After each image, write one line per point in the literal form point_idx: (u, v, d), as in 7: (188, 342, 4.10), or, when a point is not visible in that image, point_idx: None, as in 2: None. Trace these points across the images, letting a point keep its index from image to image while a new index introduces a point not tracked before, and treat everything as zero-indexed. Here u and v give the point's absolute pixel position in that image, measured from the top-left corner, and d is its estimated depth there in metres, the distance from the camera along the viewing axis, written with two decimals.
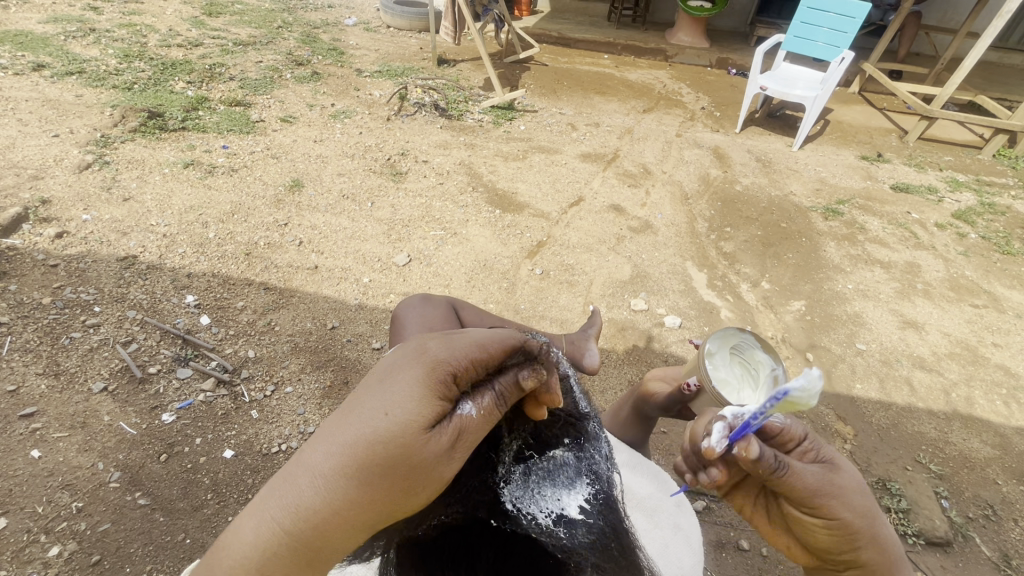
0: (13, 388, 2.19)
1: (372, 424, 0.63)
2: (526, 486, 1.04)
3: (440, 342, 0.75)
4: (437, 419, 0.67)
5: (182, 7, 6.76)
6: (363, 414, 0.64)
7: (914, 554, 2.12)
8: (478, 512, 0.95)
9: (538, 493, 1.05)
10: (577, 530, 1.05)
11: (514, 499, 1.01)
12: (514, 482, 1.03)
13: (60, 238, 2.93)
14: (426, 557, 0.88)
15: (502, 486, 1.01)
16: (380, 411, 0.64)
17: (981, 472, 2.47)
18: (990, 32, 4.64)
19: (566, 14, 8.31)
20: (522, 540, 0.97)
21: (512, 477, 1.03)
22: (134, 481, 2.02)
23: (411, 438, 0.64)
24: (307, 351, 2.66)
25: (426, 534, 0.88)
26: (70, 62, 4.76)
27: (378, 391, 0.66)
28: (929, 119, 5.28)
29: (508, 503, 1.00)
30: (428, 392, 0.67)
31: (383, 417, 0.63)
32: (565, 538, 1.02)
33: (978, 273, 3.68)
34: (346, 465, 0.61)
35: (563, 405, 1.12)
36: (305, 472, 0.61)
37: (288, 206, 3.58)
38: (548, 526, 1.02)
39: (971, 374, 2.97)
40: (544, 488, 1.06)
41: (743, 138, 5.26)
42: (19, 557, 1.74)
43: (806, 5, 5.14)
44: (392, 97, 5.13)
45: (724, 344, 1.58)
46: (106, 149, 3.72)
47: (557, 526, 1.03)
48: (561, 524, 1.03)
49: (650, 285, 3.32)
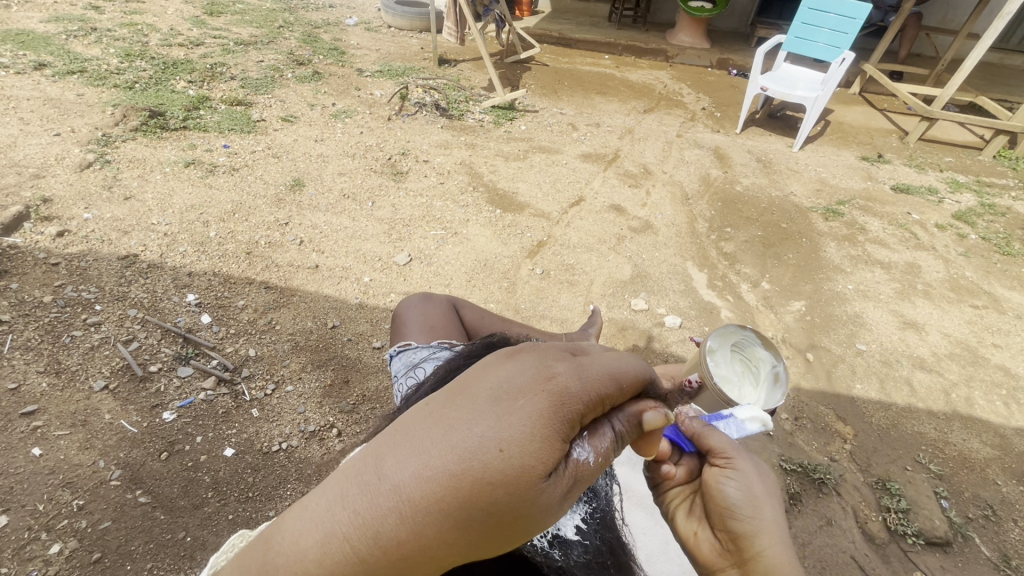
0: (14, 386, 2.20)
1: (483, 461, 0.57)
2: None
3: (569, 366, 0.65)
4: (551, 465, 0.61)
5: (183, 7, 6.76)
6: (471, 442, 0.57)
7: (914, 553, 2.13)
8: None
9: None
10: (573, 550, 1.04)
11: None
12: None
13: (61, 237, 2.93)
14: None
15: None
16: (492, 446, 0.57)
17: (981, 472, 2.47)
18: (991, 32, 4.64)
19: (567, 14, 8.31)
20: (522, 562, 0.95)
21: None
22: (135, 478, 2.02)
23: (522, 484, 0.58)
24: (307, 350, 2.66)
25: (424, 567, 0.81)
26: (71, 62, 4.76)
27: (493, 415, 0.59)
28: (929, 120, 5.28)
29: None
30: (547, 432, 0.60)
31: (497, 456, 0.57)
32: (561, 558, 1.01)
33: (978, 274, 3.68)
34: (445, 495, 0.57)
35: None
36: (398, 493, 0.57)
37: (288, 206, 3.58)
38: (545, 548, 1.00)
39: (971, 374, 2.97)
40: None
41: (743, 138, 5.26)
42: (20, 554, 1.75)
43: (807, 6, 5.14)
44: (393, 97, 5.13)
45: (725, 342, 1.61)
46: (106, 149, 3.72)
47: (555, 547, 1.02)
48: (558, 545, 1.02)
49: (650, 285, 3.32)
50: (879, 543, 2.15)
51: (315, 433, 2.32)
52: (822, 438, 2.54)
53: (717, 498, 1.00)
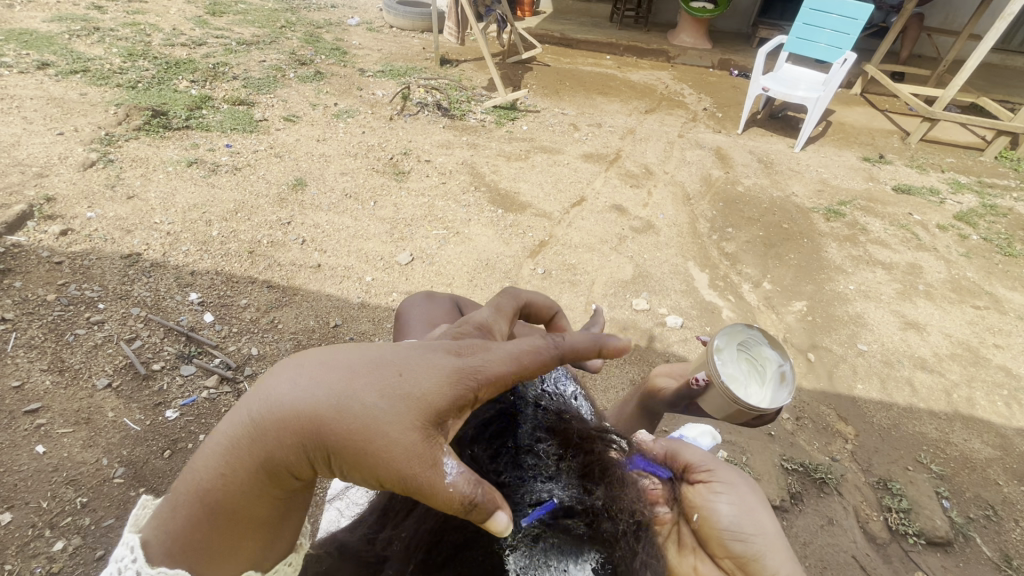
0: (18, 384, 2.21)
1: (377, 378, 0.77)
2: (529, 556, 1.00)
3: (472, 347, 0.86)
4: (431, 402, 0.79)
5: (186, 7, 6.78)
6: (377, 363, 0.78)
7: (916, 553, 2.13)
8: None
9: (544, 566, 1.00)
10: None
11: (519, 569, 0.99)
12: (520, 549, 1.00)
13: (65, 236, 2.94)
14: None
15: (507, 554, 1.00)
16: (393, 370, 0.78)
17: (982, 472, 2.47)
18: (993, 33, 4.64)
19: (568, 15, 8.31)
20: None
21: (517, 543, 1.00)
22: (138, 476, 2.03)
23: (398, 403, 0.76)
24: (310, 349, 2.66)
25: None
26: (74, 62, 4.77)
27: (403, 352, 0.81)
28: (930, 120, 5.29)
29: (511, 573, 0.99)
30: (431, 378, 0.79)
31: (394, 375, 0.78)
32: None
33: (979, 275, 3.68)
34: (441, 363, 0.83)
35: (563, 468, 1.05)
36: (364, 362, 0.78)
37: (290, 205, 3.59)
38: None
39: (972, 375, 2.97)
40: (551, 557, 1.00)
41: (745, 138, 5.27)
42: (24, 551, 1.76)
43: (809, 7, 5.14)
44: (395, 97, 5.14)
45: (732, 340, 1.61)
46: (110, 148, 3.73)
47: None
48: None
49: (652, 285, 3.32)
50: (880, 543, 2.16)
51: None
52: (824, 438, 2.55)
53: (709, 516, 0.97)
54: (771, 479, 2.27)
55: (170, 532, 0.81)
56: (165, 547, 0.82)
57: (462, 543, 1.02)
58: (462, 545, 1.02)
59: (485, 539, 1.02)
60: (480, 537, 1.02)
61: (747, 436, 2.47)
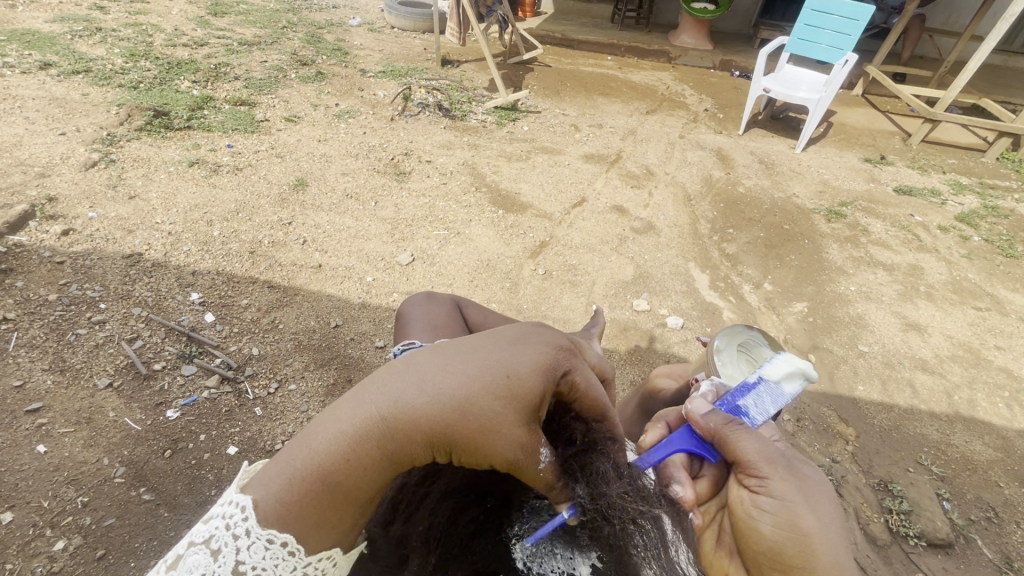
0: (19, 384, 2.21)
1: (489, 383, 0.87)
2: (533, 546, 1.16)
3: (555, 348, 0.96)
4: (532, 401, 0.90)
5: (188, 7, 6.78)
6: (484, 370, 0.88)
7: (916, 555, 2.13)
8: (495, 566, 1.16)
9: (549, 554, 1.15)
10: None
11: (524, 556, 1.17)
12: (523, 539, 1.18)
13: (66, 236, 2.95)
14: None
15: (514, 543, 1.19)
16: (501, 375, 0.88)
17: (983, 473, 2.47)
18: (995, 34, 4.62)
19: (570, 15, 8.31)
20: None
21: (521, 532, 1.19)
22: (139, 476, 2.03)
23: (508, 405, 0.87)
24: (310, 349, 2.67)
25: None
26: (76, 62, 4.78)
27: (508, 355, 0.91)
28: (932, 121, 5.28)
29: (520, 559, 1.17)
30: (532, 382, 0.90)
31: (502, 379, 0.88)
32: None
33: (980, 276, 3.67)
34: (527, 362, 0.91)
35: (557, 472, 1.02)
36: (464, 367, 0.88)
37: (292, 206, 3.59)
38: None
39: (974, 376, 2.97)
40: (556, 546, 1.15)
41: (746, 139, 5.27)
42: (25, 550, 1.76)
43: (811, 7, 5.13)
44: (396, 97, 5.14)
45: (732, 340, 1.60)
46: (111, 148, 3.73)
47: None
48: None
49: (652, 285, 3.33)
50: (881, 544, 2.16)
51: None
52: (824, 440, 2.54)
53: (751, 533, 0.89)
54: None
55: (286, 499, 0.86)
56: (273, 511, 0.86)
57: (474, 533, 1.17)
58: (473, 534, 1.16)
59: (493, 529, 1.18)
60: (490, 528, 1.18)
61: None
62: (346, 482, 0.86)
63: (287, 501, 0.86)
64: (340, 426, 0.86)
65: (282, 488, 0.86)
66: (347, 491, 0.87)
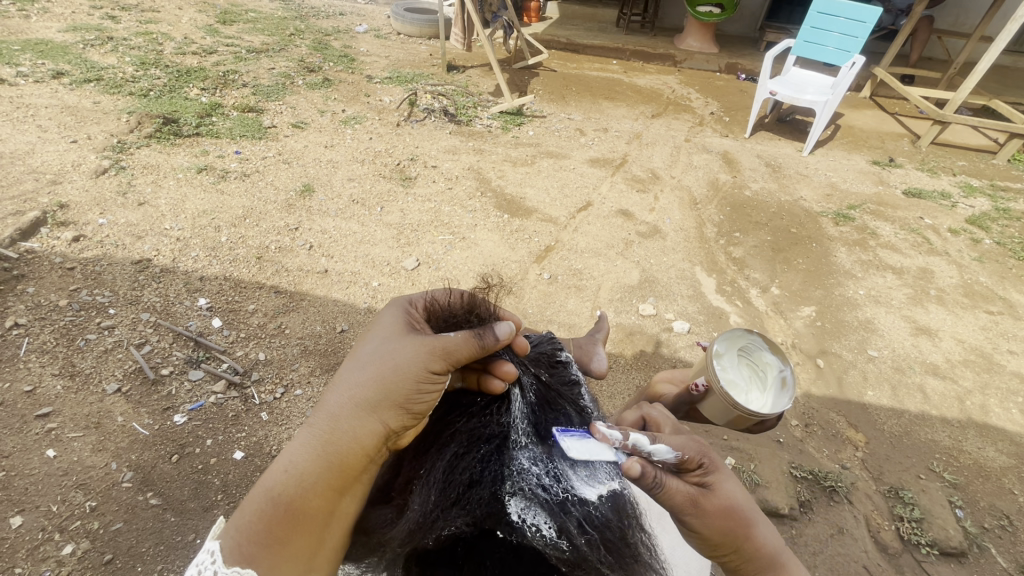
0: (30, 389, 2.24)
1: (366, 362, 0.97)
2: (535, 494, 0.97)
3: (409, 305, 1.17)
4: (410, 329, 1.04)
5: (197, 16, 6.86)
6: (362, 359, 0.98)
7: (928, 564, 2.10)
8: (484, 524, 0.98)
9: (547, 503, 0.97)
10: (581, 536, 0.97)
11: (520, 510, 0.96)
12: (521, 492, 0.97)
13: (77, 242, 2.98)
14: (433, 556, 1.01)
15: (507, 497, 0.97)
16: (375, 336, 1.03)
17: (997, 481, 2.43)
18: (1004, 36, 4.55)
19: (575, 20, 8.33)
20: (528, 551, 1.00)
21: (517, 486, 0.98)
22: (146, 481, 2.04)
23: (391, 341, 1.00)
24: (317, 354, 2.68)
25: (434, 543, 0.99)
26: (88, 70, 4.85)
27: (375, 341, 1.01)
28: (941, 123, 5.23)
29: (513, 515, 0.97)
30: (400, 340, 0.99)
31: (371, 360, 0.97)
32: (569, 552, 0.96)
33: (992, 280, 3.62)
34: (396, 334, 1.02)
35: (545, 413, 1.11)
36: (352, 368, 0.97)
37: (299, 211, 3.62)
38: (554, 539, 0.95)
39: (986, 382, 2.93)
40: (550, 496, 0.98)
41: (752, 143, 5.24)
42: (33, 555, 1.77)
43: (817, 10, 5.11)
44: (402, 104, 5.19)
45: (731, 345, 1.60)
46: (121, 155, 3.78)
47: (564, 539, 0.96)
48: (565, 535, 0.96)
49: (658, 290, 3.31)
50: (892, 553, 2.13)
51: None
52: (833, 446, 2.51)
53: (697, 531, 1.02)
54: (779, 488, 2.25)
55: (243, 550, 0.81)
56: (246, 547, 0.82)
57: (470, 481, 0.98)
58: (470, 485, 0.97)
59: (488, 479, 0.98)
60: (485, 476, 0.99)
61: (754, 443, 2.45)
62: (296, 494, 0.85)
63: (249, 550, 0.82)
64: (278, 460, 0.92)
65: (237, 541, 0.82)
66: (305, 506, 0.86)
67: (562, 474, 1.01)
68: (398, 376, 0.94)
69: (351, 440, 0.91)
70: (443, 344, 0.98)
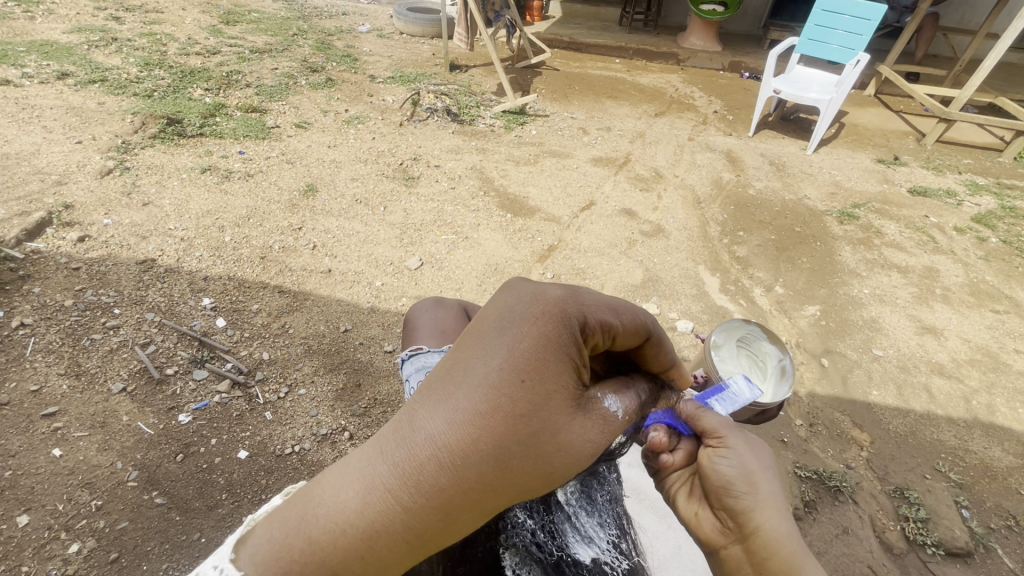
0: (36, 388, 2.25)
1: (505, 442, 0.64)
2: (528, 553, 1.02)
3: (561, 288, 0.72)
4: (570, 389, 0.69)
5: (201, 17, 6.89)
6: (497, 427, 0.63)
7: (934, 564, 2.10)
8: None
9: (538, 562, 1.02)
10: None
11: (513, 566, 1.00)
12: (514, 547, 1.02)
13: (82, 242, 2.99)
14: None
15: (503, 552, 1.02)
16: (518, 372, 0.65)
17: (1003, 481, 2.41)
18: (1011, 32, 4.51)
19: (578, 19, 8.33)
20: None
21: (510, 542, 1.02)
22: (152, 480, 2.05)
23: (547, 405, 0.66)
24: (320, 354, 2.68)
25: None
26: (92, 71, 4.88)
27: (524, 400, 0.64)
28: (946, 121, 5.19)
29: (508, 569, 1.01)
30: (557, 413, 0.67)
31: (514, 441, 0.64)
32: None
33: (998, 279, 3.60)
34: (552, 394, 0.66)
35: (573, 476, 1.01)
36: (475, 439, 0.63)
37: (302, 211, 3.62)
38: None
39: (993, 381, 2.91)
40: (544, 556, 1.02)
41: (756, 141, 5.22)
42: (40, 553, 1.78)
43: (821, 8, 5.08)
44: (405, 104, 5.20)
45: (732, 337, 1.81)
46: (126, 156, 3.80)
47: None
48: None
49: (662, 289, 3.30)
50: (897, 553, 2.12)
51: (327, 436, 2.33)
52: (838, 446, 2.50)
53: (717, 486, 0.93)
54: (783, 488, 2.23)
55: None
56: None
57: (465, 542, 1.00)
58: (466, 544, 1.00)
59: (484, 536, 1.01)
60: (480, 535, 1.01)
61: None
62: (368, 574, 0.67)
63: None
64: (321, 510, 0.66)
65: None
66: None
67: (554, 536, 1.04)
68: (544, 475, 0.68)
69: (453, 531, 0.68)
70: (603, 434, 0.72)
